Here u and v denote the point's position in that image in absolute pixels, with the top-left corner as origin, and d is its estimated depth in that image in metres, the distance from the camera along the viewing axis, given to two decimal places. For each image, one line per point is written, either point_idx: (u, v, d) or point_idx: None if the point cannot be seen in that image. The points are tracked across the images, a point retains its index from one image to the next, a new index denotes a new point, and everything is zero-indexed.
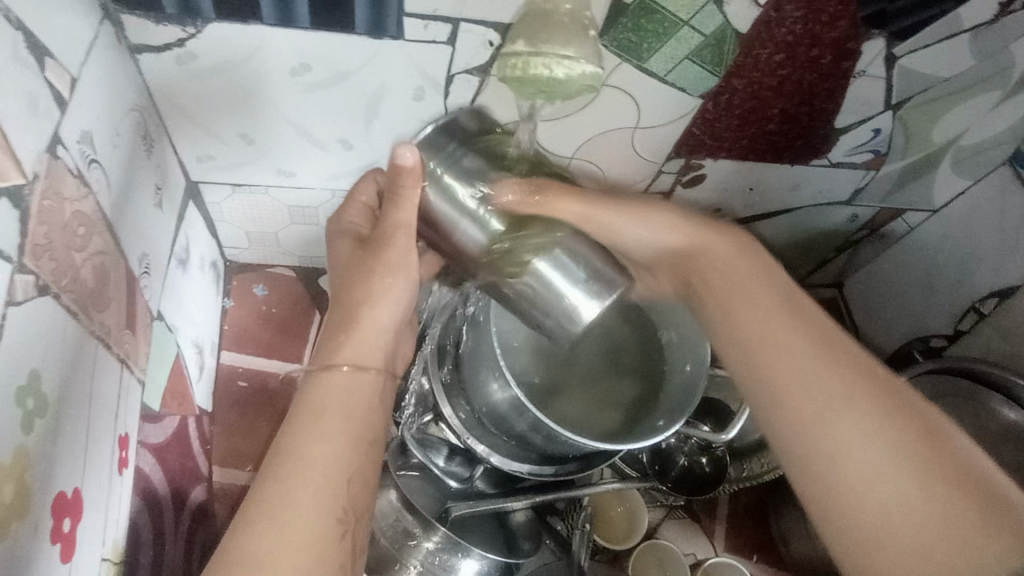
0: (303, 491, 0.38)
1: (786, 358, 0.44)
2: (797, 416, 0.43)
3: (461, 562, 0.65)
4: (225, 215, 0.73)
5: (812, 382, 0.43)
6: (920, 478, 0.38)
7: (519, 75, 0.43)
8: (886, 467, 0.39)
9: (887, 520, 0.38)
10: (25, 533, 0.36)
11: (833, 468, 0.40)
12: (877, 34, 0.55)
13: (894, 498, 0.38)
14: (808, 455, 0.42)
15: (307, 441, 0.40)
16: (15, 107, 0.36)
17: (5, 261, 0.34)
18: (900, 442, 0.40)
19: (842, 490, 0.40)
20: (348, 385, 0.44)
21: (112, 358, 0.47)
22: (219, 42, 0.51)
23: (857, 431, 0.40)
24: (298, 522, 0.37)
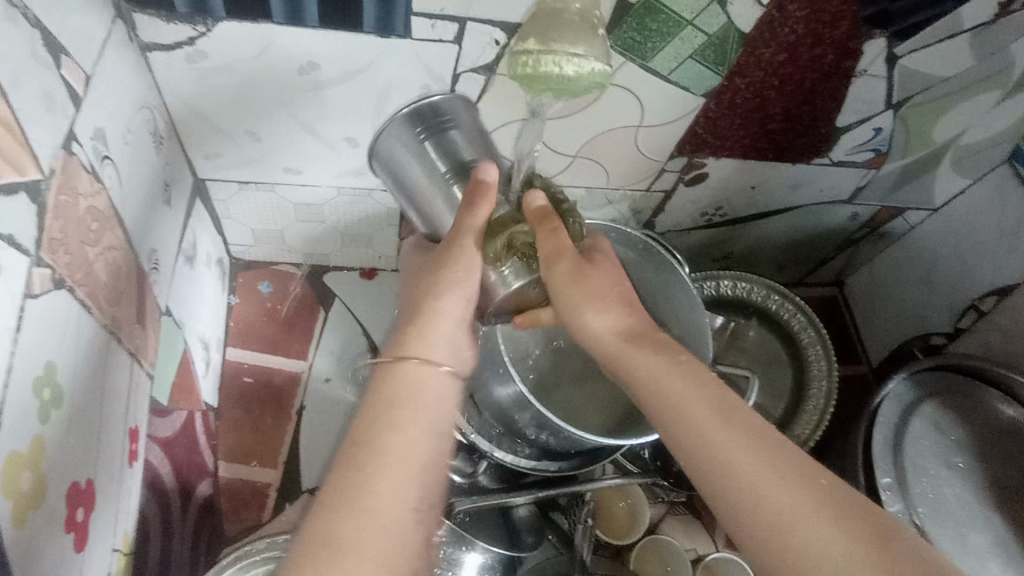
0: (394, 496, 0.35)
1: (678, 394, 0.42)
2: (701, 450, 0.39)
3: (466, 555, 0.65)
4: (232, 213, 0.74)
5: (700, 418, 0.40)
6: (822, 512, 0.35)
7: (530, 73, 0.44)
8: (801, 516, 0.36)
9: (803, 557, 0.35)
10: (41, 521, 0.36)
11: (743, 503, 0.37)
12: (878, 35, 0.56)
13: (820, 549, 0.34)
14: (721, 490, 0.38)
15: (391, 447, 0.37)
16: (33, 103, 0.37)
17: (23, 254, 0.35)
18: (807, 492, 0.36)
19: (755, 527, 0.37)
20: (419, 377, 0.40)
21: (123, 352, 0.48)
22: (229, 41, 0.52)
23: (773, 487, 0.37)
24: (381, 529, 0.34)
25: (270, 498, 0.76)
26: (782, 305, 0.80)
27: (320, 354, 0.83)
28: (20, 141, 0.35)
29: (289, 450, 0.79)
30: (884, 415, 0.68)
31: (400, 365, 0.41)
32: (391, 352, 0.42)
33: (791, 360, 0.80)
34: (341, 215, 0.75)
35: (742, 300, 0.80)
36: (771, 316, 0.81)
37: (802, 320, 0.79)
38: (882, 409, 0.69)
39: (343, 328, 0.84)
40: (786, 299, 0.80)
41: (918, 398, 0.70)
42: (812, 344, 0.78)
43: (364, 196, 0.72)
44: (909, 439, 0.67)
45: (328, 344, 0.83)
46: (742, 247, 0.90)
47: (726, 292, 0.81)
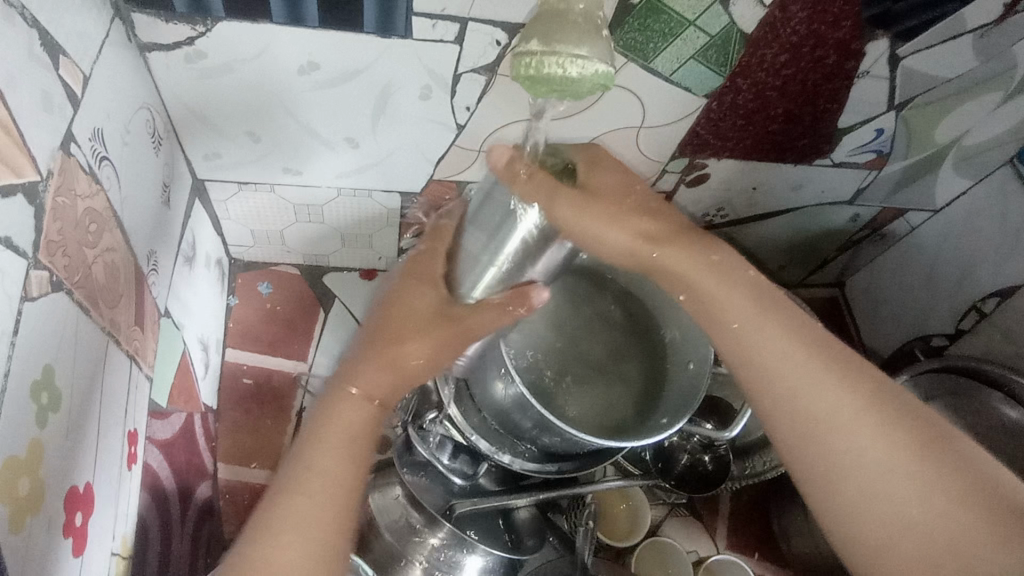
0: (301, 526, 0.38)
1: (761, 335, 0.40)
2: (787, 399, 0.39)
3: (466, 558, 0.66)
4: (231, 213, 0.73)
5: (792, 367, 0.39)
6: (920, 460, 0.35)
7: (533, 75, 0.43)
8: (882, 451, 0.36)
9: (881, 487, 0.35)
10: (39, 526, 0.36)
11: (827, 458, 0.37)
12: (881, 35, 0.55)
13: (889, 483, 0.35)
14: (805, 442, 0.38)
15: (312, 480, 0.39)
16: (30, 105, 0.37)
17: (21, 257, 0.35)
18: (890, 423, 0.36)
19: (839, 480, 0.37)
20: (360, 414, 0.43)
21: (121, 354, 0.48)
22: (228, 41, 0.51)
23: (845, 412, 0.37)
24: (285, 558, 0.36)
25: None
26: None
27: (319, 356, 0.82)
28: (17, 142, 0.35)
29: (289, 452, 0.78)
30: None
31: (341, 402, 0.43)
32: (338, 385, 0.44)
33: None
34: (340, 216, 0.75)
35: None
36: None
37: None
38: None
39: (342, 328, 0.84)
40: None
41: (919, 400, 0.70)
42: None
43: (364, 197, 0.71)
44: None
45: (327, 345, 0.83)
46: (744, 248, 0.90)
47: None
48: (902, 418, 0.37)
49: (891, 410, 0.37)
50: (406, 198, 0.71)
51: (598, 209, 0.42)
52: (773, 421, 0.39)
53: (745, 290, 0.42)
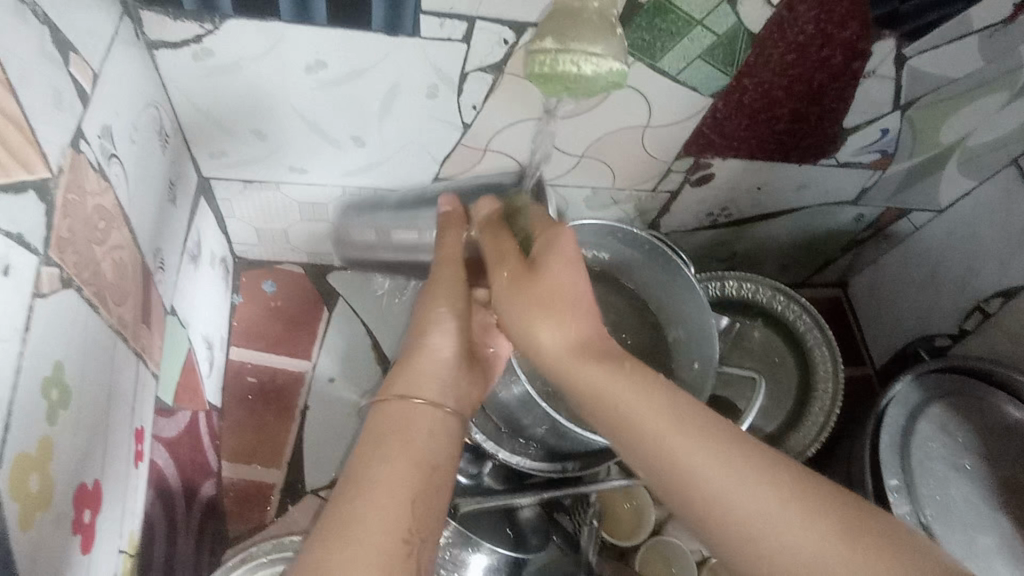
0: (402, 496, 0.37)
1: (642, 417, 0.39)
2: (683, 474, 0.36)
3: (471, 557, 0.65)
4: (236, 211, 0.73)
5: (677, 436, 0.37)
6: (806, 513, 0.33)
7: (547, 72, 0.44)
8: (720, 477, 0.35)
9: (783, 544, 0.33)
10: (49, 523, 0.36)
11: (748, 531, 0.34)
12: (887, 35, 0.55)
13: (765, 523, 0.34)
14: (718, 514, 0.35)
15: (383, 455, 0.38)
16: (41, 102, 0.37)
17: (33, 253, 0.35)
18: (713, 446, 0.36)
19: (759, 549, 0.34)
20: (433, 420, 0.42)
21: (129, 352, 0.48)
22: (236, 39, 0.51)
23: (681, 446, 0.37)
24: (372, 545, 0.34)
25: (273, 498, 0.76)
26: (788, 307, 0.79)
27: (323, 354, 0.82)
28: (28, 139, 0.35)
29: (293, 450, 0.78)
30: (891, 417, 0.69)
31: (393, 401, 0.43)
32: (390, 392, 0.44)
33: (797, 362, 0.80)
34: (345, 215, 0.75)
35: (747, 300, 0.80)
36: (777, 317, 0.80)
37: (807, 321, 0.79)
38: (889, 411, 0.69)
39: (346, 327, 0.84)
40: (792, 301, 0.79)
41: (926, 400, 0.70)
42: (819, 346, 0.78)
43: (369, 195, 0.71)
44: (915, 442, 0.67)
45: (331, 344, 0.83)
46: (747, 248, 0.90)
47: (731, 293, 0.81)
48: (763, 479, 0.35)
49: (751, 463, 0.35)
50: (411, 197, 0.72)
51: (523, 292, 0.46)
52: (676, 499, 0.37)
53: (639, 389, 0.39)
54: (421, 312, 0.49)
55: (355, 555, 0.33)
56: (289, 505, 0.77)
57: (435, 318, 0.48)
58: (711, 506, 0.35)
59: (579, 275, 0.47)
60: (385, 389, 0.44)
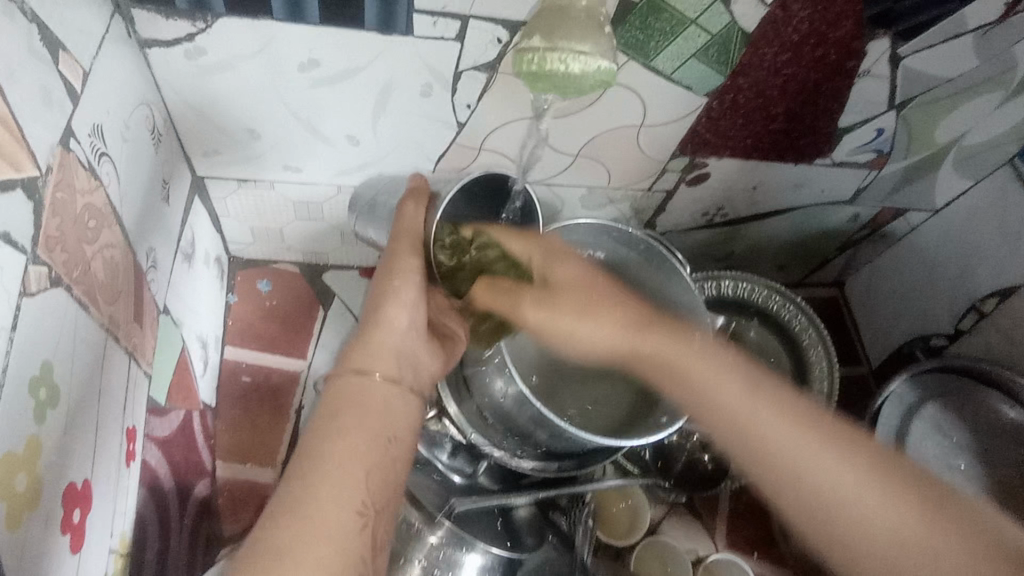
0: (356, 471, 0.37)
1: (737, 404, 0.45)
2: (763, 449, 0.44)
3: (465, 555, 0.64)
4: (230, 210, 0.73)
5: (795, 433, 0.43)
6: (913, 510, 0.40)
7: (535, 70, 0.44)
8: (861, 478, 0.41)
9: (878, 523, 0.40)
10: (37, 522, 0.36)
11: (849, 517, 0.41)
12: (881, 35, 0.55)
13: (877, 517, 0.40)
14: (806, 481, 0.42)
15: (338, 426, 0.38)
16: (30, 100, 0.36)
17: (20, 252, 0.35)
18: (849, 460, 0.42)
19: (833, 513, 0.41)
20: (381, 392, 0.41)
21: (121, 351, 0.48)
22: (228, 37, 0.51)
23: (813, 450, 0.43)
24: (327, 516, 0.35)
25: (267, 499, 0.76)
26: (784, 306, 0.80)
27: (318, 354, 0.82)
28: (17, 138, 0.35)
29: (288, 450, 0.78)
30: (885, 416, 0.71)
31: (347, 378, 0.41)
32: (347, 367, 0.42)
33: (793, 361, 0.80)
34: (340, 214, 0.74)
35: (743, 300, 0.80)
36: (772, 317, 0.80)
37: (802, 320, 0.79)
38: (884, 411, 0.71)
39: (342, 327, 0.83)
40: (788, 300, 0.79)
41: (921, 400, 0.71)
42: (814, 346, 0.78)
43: None
44: (910, 441, 0.69)
45: (327, 344, 0.83)
46: (743, 248, 0.90)
47: (727, 293, 0.81)
48: (834, 442, 0.43)
49: (838, 440, 0.43)
50: None
51: (564, 306, 0.49)
52: (757, 472, 0.44)
53: (668, 333, 0.49)
54: (375, 287, 0.46)
55: (309, 528, 0.34)
56: None
57: (390, 289, 0.45)
58: (797, 481, 0.42)
59: (574, 269, 0.50)
60: (342, 364, 0.42)
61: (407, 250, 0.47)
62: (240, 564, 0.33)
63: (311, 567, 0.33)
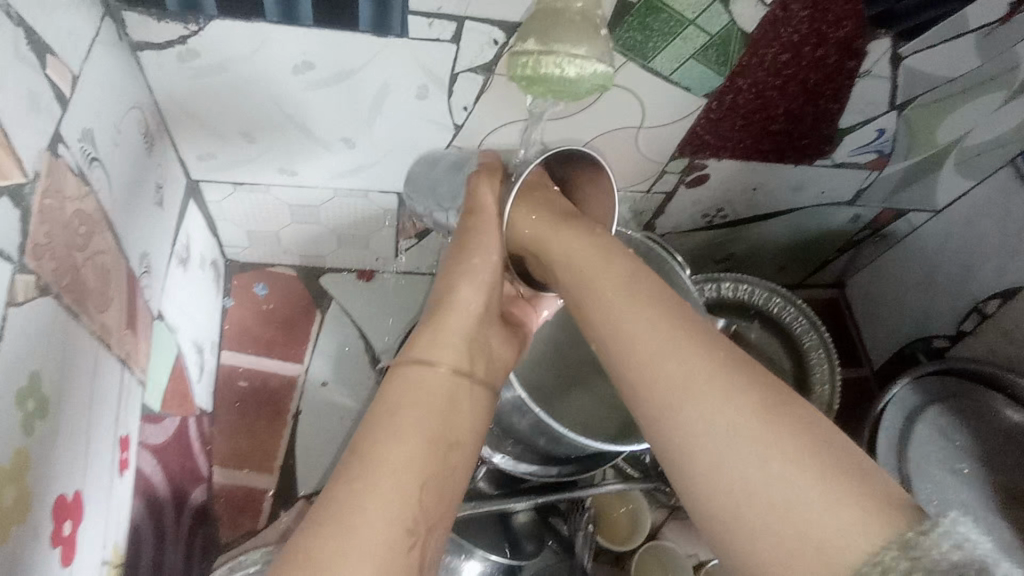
0: (412, 478, 0.35)
1: (660, 345, 0.37)
2: (682, 429, 0.35)
3: (464, 563, 0.63)
4: (225, 214, 0.73)
5: (688, 379, 0.35)
6: (810, 473, 0.31)
7: (531, 75, 0.43)
8: (739, 435, 0.33)
9: (783, 493, 0.31)
10: (25, 535, 0.35)
11: (774, 505, 0.31)
12: (882, 34, 0.55)
13: (778, 486, 0.31)
14: (677, 430, 0.35)
15: (398, 424, 0.37)
16: (16, 104, 0.36)
17: (7, 261, 0.34)
18: (754, 408, 0.34)
19: (722, 480, 0.33)
20: (443, 386, 0.41)
21: (113, 358, 0.47)
22: (221, 40, 0.51)
23: (718, 402, 0.34)
24: (372, 531, 0.33)
25: (265, 505, 0.76)
26: (785, 308, 0.79)
27: (316, 358, 0.82)
28: (4, 145, 0.34)
29: (285, 455, 0.78)
30: (887, 422, 0.69)
31: (413, 365, 0.42)
32: (410, 355, 0.43)
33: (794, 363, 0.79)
34: (337, 216, 0.74)
35: (743, 302, 0.80)
36: (773, 319, 0.80)
37: (803, 322, 0.78)
38: (885, 417, 0.69)
39: (339, 330, 0.83)
40: (788, 302, 0.79)
41: (922, 404, 0.69)
42: (816, 348, 0.77)
43: (361, 197, 0.71)
44: (912, 447, 0.67)
45: (324, 348, 0.82)
46: (744, 249, 0.89)
47: (728, 295, 0.80)
48: (770, 416, 0.33)
49: (744, 394, 0.34)
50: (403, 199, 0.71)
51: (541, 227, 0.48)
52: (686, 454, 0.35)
53: (650, 289, 0.40)
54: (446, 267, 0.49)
55: (356, 536, 0.33)
56: (280, 510, 0.76)
57: (463, 270, 0.48)
58: (716, 473, 0.33)
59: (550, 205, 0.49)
60: (407, 353, 0.43)
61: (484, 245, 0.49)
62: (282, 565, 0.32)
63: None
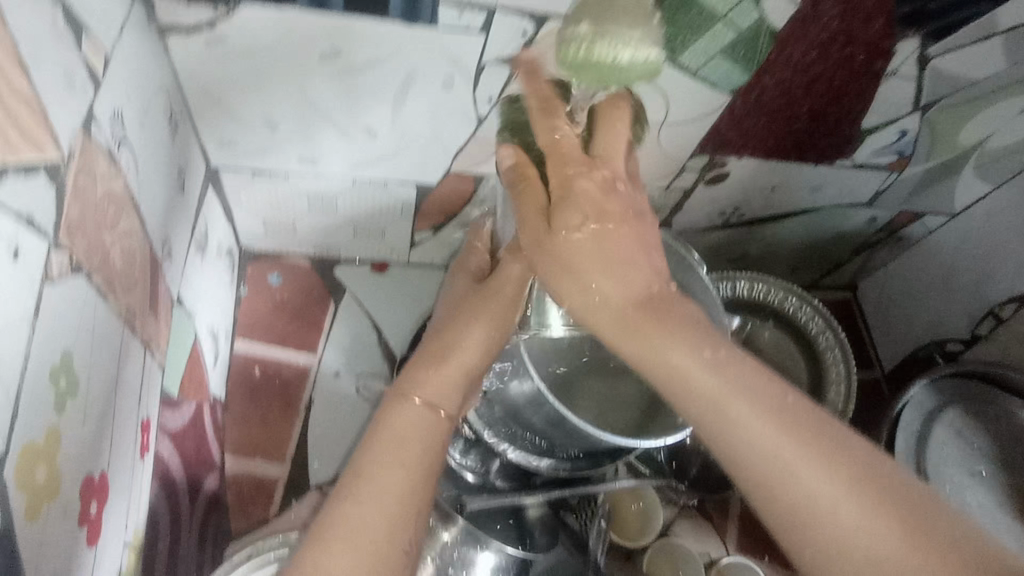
0: (407, 506, 0.37)
1: (757, 435, 0.34)
2: (831, 540, 0.32)
3: (477, 554, 0.64)
4: (243, 201, 0.72)
5: (750, 418, 0.35)
6: (912, 547, 0.30)
7: (584, 57, 0.42)
8: (826, 486, 0.32)
9: (872, 558, 0.31)
10: (54, 514, 0.35)
11: (842, 553, 0.31)
12: (911, 34, 0.54)
13: (873, 550, 0.31)
14: (712, 430, 0.36)
15: (378, 462, 0.38)
16: (53, 81, 0.36)
17: (44, 238, 0.34)
18: (845, 477, 0.32)
19: (812, 532, 0.32)
20: (423, 420, 0.42)
21: (137, 342, 0.47)
22: (250, 24, 0.50)
23: (785, 447, 0.34)
24: (371, 543, 0.35)
25: (276, 493, 0.76)
26: (800, 308, 0.78)
27: (329, 348, 0.82)
28: (40, 120, 0.34)
29: (298, 445, 0.78)
30: (907, 421, 0.69)
31: (395, 402, 0.42)
32: (395, 389, 0.43)
33: (809, 362, 0.79)
34: (354, 206, 0.74)
35: (757, 301, 0.79)
36: (788, 318, 0.79)
37: (819, 322, 0.78)
38: (905, 415, 0.69)
39: (353, 321, 0.83)
40: (804, 302, 0.78)
41: (940, 406, 0.69)
42: (831, 349, 0.77)
43: (379, 187, 0.70)
44: (931, 446, 0.67)
45: (338, 339, 0.82)
46: (758, 248, 0.89)
47: (742, 293, 0.80)
48: (854, 477, 0.32)
49: (849, 481, 0.32)
50: (421, 189, 0.71)
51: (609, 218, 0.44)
52: (736, 479, 0.36)
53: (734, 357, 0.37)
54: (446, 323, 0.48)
55: (356, 550, 0.35)
56: (292, 500, 0.76)
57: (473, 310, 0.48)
58: (765, 479, 0.34)
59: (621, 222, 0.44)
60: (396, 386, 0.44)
61: (500, 293, 0.49)
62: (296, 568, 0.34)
63: None
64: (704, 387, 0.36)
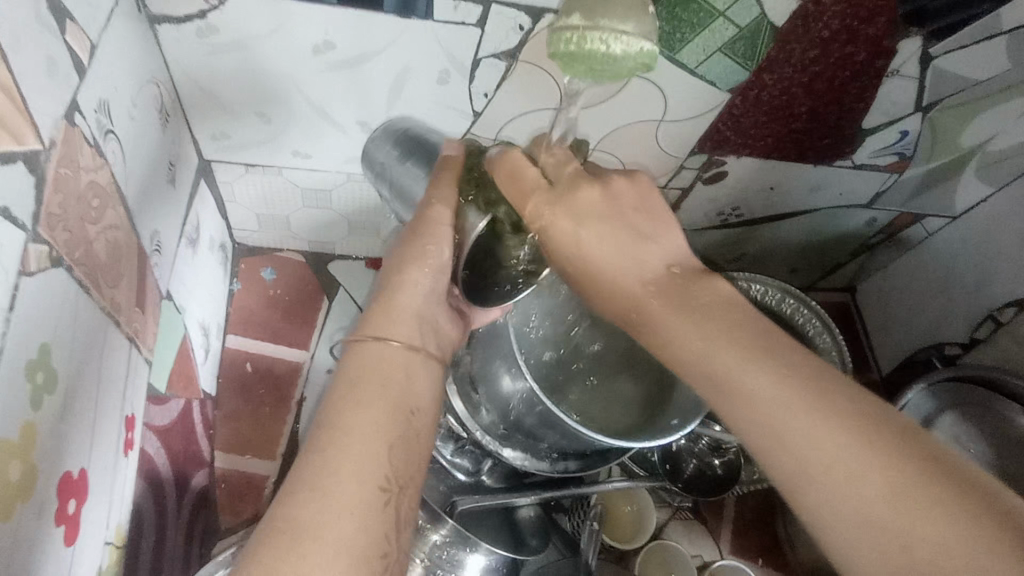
0: (379, 444, 0.35)
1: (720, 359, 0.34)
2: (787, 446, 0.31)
3: (467, 556, 0.63)
4: (237, 195, 0.71)
5: (711, 339, 0.34)
6: (880, 466, 0.29)
7: (574, 51, 0.41)
8: (789, 403, 0.31)
9: (832, 473, 0.30)
10: (29, 513, 0.34)
11: (805, 466, 0.30)
12: (914, 33, 0.53)
13: (837, 462, 0.30)
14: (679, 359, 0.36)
15: (350, 410, 0.36)
16: (33, 70, 0.35)
17: (21, 230, 0.33)
18: (809, 391, 0.31)
19: (776, 449, 0.31)
20: (401, 362, 0.39)
21: (122, 337, 0.46)
22: (242, 15, 0.49)
23: (754, 370, 0.32)
24: (346, 491, 0.33)
25: (266, 491, 0.75)
26: (799, 310, 0.78)
27: (322, 344, 0.81)
28: (20, 109, 0.33)
29: (289, 442, 0.77)
30: (903, 421, 0.70)
31: (368, 342, 0.40)
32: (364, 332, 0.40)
33: None
34: (349, 201, 0.73)
35: (756, 302, 0.78)
36: (786, 321, 0.78)
37: (817, 324, 0.77)
38: (901, 416, 0.70)
39: (347, 317, 0.82)
40: (803, 304, 0.78)
41: (940, 407, 0.70)
42: (828, 351, 0.76)
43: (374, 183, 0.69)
44: None
45: (331, 335, 0.81)
46: (756, 249, 0.89)
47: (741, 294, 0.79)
48: (822, 394, 0.31)
49: (813, 399, 0.31)
50: None
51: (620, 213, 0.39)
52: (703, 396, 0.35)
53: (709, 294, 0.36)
54: (396, 263, 0.42)
55: (332, 496, 0.33)
56: (281, 498, 0.75)
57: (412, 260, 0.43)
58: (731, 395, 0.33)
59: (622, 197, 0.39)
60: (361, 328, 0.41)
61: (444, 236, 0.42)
62: (259, 536, 0.32)
63: (334, 538, 0.32)
64: (675, 326, 0.36)
